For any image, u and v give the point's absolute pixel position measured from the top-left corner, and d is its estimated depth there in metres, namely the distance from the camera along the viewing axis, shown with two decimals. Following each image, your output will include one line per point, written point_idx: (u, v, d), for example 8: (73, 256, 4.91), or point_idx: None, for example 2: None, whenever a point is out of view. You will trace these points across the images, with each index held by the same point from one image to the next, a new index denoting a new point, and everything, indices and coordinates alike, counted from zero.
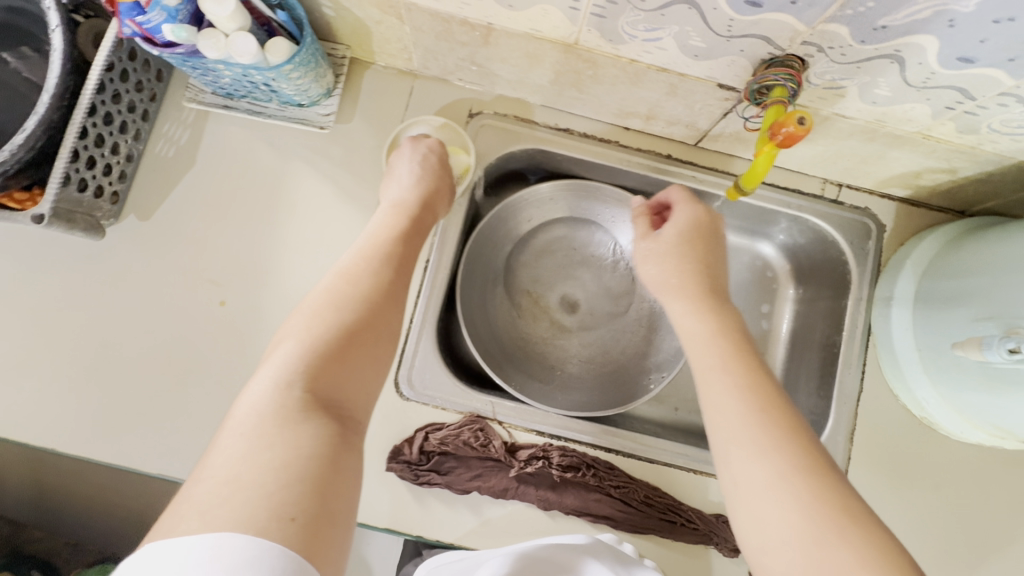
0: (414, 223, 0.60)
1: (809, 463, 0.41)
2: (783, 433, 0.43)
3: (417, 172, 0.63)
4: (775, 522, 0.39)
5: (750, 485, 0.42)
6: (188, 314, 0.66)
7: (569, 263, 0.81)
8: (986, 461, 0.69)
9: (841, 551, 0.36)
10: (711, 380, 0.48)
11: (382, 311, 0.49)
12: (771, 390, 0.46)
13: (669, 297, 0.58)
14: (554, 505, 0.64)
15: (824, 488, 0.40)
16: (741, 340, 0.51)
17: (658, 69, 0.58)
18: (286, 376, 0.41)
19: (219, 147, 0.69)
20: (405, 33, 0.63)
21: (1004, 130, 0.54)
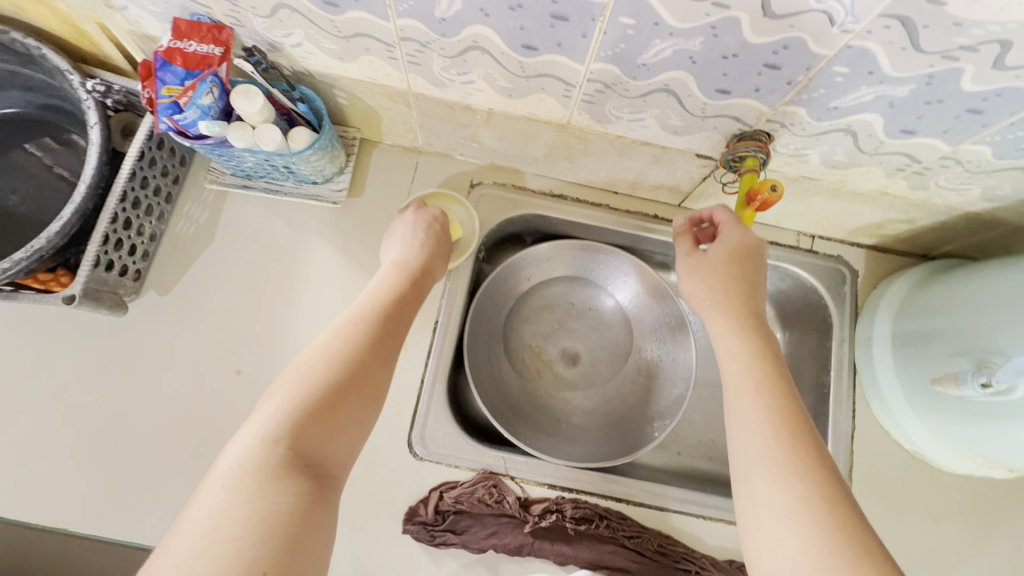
0: (412, 285, 0.62)
1: (829, 493, 0.42)
2: (808, 461, 0.44)
3: (420, 237, 0.67)
4: (790, 544, 0.40)
5: (770, 506, 0.43)
6: (205, 383, 0.68)
7: (569, 317, 0.85)
8: (981, 492, 0.72)
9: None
10: (744, 402, 0.49)
11: (369, 370, 0.50)
12: (801, 421, 0.47)
13: (712, 315, 0.59)
14: (570, 559, 0.65)
15: (841, 520, 0.40)
16: (770, 368, 0.51)
17: (642, 143, 0.64)
18: (274, 431, 0.42)
19: (237, 223, 0.74)
20: (412, 117, 0.70)
21: (950, 186, 0.61)
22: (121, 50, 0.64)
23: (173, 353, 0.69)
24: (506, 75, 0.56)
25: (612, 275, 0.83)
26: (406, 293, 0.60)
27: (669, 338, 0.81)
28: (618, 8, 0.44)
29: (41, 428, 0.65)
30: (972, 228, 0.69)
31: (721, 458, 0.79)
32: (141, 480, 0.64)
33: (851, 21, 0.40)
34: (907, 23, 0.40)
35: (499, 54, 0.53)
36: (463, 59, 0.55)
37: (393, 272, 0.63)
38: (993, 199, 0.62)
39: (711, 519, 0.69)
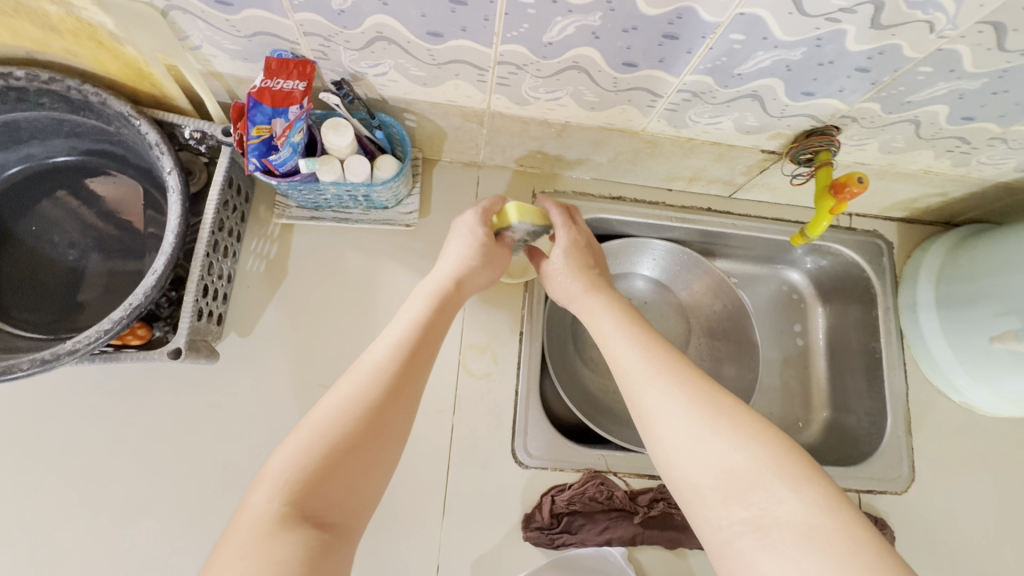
0: (442, 305, 0.58)
1: (693, 382, 0.49)
2: (664, 359, 0.51)
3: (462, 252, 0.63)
4: (674, 425, 0.46)
5: (651, 406, 0.49)
6: (301, 418, 0.68)
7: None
8: (1017, 431, 0.80)
9: (721, 441, 0.44)
10: (611, 337, 0.57)
11: (389, 407, 0.47)
12: (660, 342, 0.54)
13: (569, 297, 0.66)
14: (680, 542, 0.69)
15: (703, 397, 0.47)
16: (631, 312, 0.60)
17: (711, 143, 0.68)
18: (282, 481, 0.41)
19: (308, 255, 0.72)
20: (480, 134, 0.71)
21: (990, 162, 0.67)
22: (183, 88, 0.62)
23: (263, 393, 0.68)
24: (595, 90, 0.58)
25: (663, 268, 0.87)
26: (433, 316, 0.56)
27: (729, 323, 0.86)
28: (732, 27, 0.46)
29: (142, 486, 0.64)
30: (999, 195, 0.76)
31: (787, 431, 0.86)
32: None
33: (949, 27, 0.45)
34: (999, 28, 0.44)
35: (596, 71, 0.55)
36: (556, 78, 0.56)
37: (418, 295, 0.59)
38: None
39: None
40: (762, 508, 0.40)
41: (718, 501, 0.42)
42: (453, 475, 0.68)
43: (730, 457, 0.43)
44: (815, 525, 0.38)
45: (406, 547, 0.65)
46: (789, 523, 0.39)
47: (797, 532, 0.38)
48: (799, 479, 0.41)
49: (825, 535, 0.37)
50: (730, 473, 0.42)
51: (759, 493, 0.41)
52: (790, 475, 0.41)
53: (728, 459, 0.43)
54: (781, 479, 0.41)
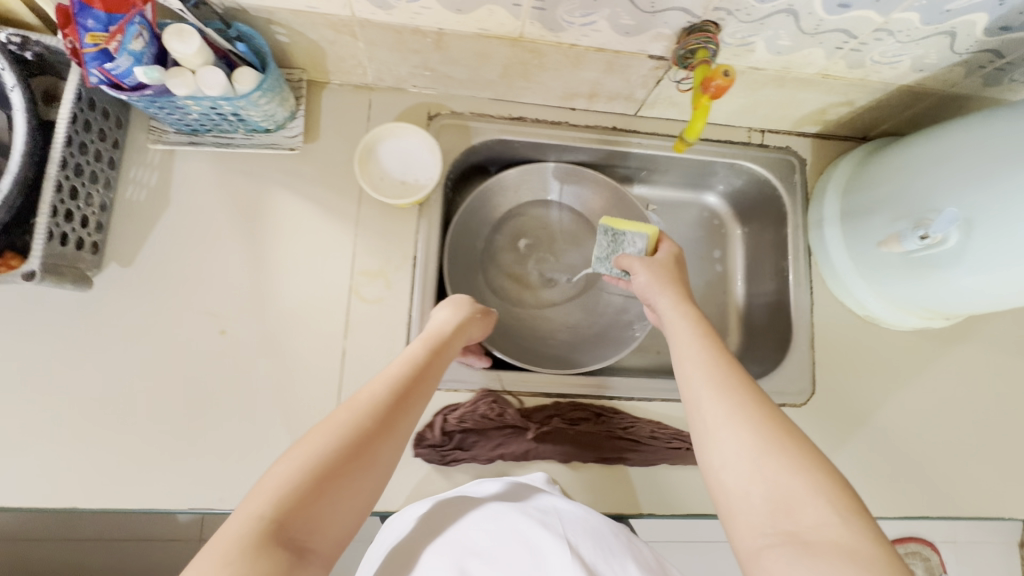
0: (435, 355, 0.59)
1: (760, 409, 0.50)
2: (734, 380, 0.53)
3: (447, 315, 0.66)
4: (735, 440, 0.48)
5: (714, 419, 0.51)
6: (190, 346, 0.68)
7: (543, 240, 0.87)
8: (918, 343, 0.81)
9: (780, 460, 0.45)
10: (685, 347, 0.59)
11: (378, 439, 0.47)
12: (730, 362, 0.56)
13: (653, 293, 0.68)
14: (573, 456, 0.70)
15: (770, 422, 0.49)
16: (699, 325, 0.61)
17: (596, 49, 0.65)
18: (275, 500, 0.41)
19: (191, 183, 0.70)
20: (359, 49, 0.67)
21: (884, 60, 0.64)
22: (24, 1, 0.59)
23: (151, 324, 0.67)
24: None
25: (579, 195, 0.86)
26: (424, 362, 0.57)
27: None
28: None
29: (30, 415, 0.64)
30: (905, 102, 0.74)
31: None
32: (155, 448, 0.66)
33: None
34: None
35: None
36: None
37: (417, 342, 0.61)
38: (922, 69, 0.66)
39: None
40: (806, 527, 0.42)
41: (764, 517, 0.44)
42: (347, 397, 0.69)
43: (786, 478, 0.44)
44: (857, 550, 0.39)
45: None
46: (831, 543, 0.40)
47: (837, 552, 0.39)
48: (848, 510, 0.42)
49: (867, 561, 0.39)
50: (783, 491, 0.44)
51: (806, 512, 0.42)
52: (839, 504, 0.43)
53: (783, 482, 0.44)
54: (829, 508, 0.42)
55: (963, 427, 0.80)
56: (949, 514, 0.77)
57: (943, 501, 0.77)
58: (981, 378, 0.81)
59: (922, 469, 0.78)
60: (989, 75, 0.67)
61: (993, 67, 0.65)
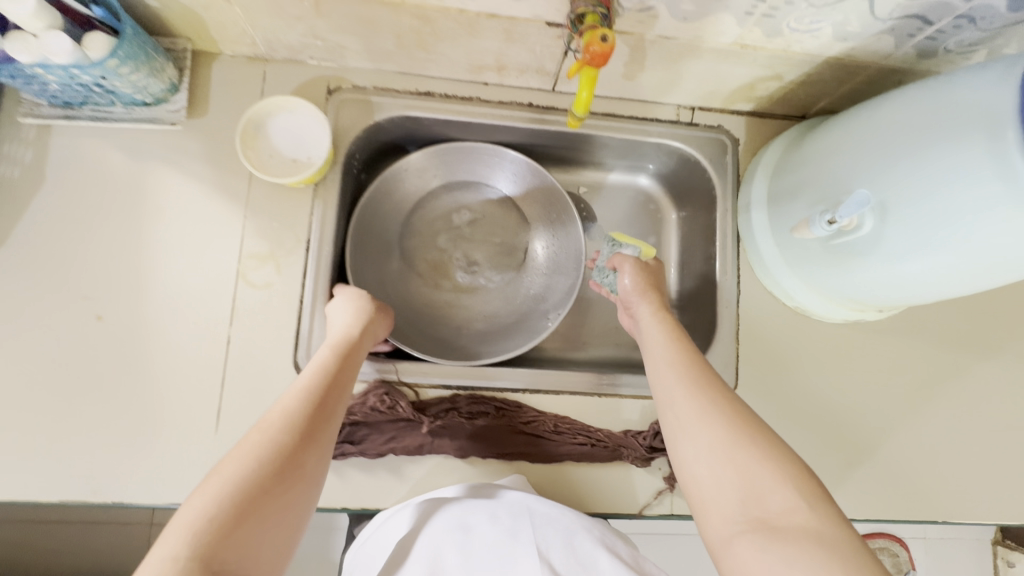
0: (350, 357, 0.58)
1: (724, 406, 0.52)
2: (701, 377, 0.56)
3: (351, 310, 0.64)
4: (705, 434, 0.51)
5: (684, 419, 0.53)
6: (63, 333, 0.64)
7: (465, 225, 0.83)
8: (852, 336, 0.77)
9: (751, 452, 0.48)
10: (655, 349, 0.61)
11: (303, 451, 0.48)
12: (698, 359, 0.58)
13: (635, 300, 0.69)
14: (472, 451, 0.67)
15: (736, 416, 0.51)
16: (667, 326, 0.63)
17: (488, 15, 0.60)
18: (201, 531, 0.40)
19: (69, 161, 0.67)
20: (238, 15, 0.62)
21: (802, 28, 0.59)
22: None
23: (21, 308, 0.64)
24: None
25: (502, 178, 0.81)
26: (338, 366, 0.56)
27: (560, 227, 0.81)
28: None
29: None
30: (837, 77, 0.68)
31: (626, 344, 0.83)
32: (20, 441, 0.62)
33: None
34: None
35: None
36: None
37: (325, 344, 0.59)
38: (846, 38, 0.60)
39: (607, 397, 0.71)
40: (774, 512, 0.45)
41: (737, 509, 0.46)
42: (232, 388, 0.66)
43: (756, 468, 0.47)
44: (824, 533, 0.42)
45: (181, 459, 0.64)
46: (800, 528, 0.43)
47: (807, 537, 0.42)
48: (813, 496, 0.45)
49: (834, 542, 0.42)
50: (753, 481, 0.47)
51: (776, 497, 0.45)
52: (806, 490, 0.46)
53: (755, 475, 0.47)
54: (795, 495, 0.45)
55: (898, 425, 0.75)
56: (877, 517, 0.73)
57: (872, 502, 0.73)
58: (920, 374, 0.77)
59: (850, 469, 0.74)
60: (921, 45, 0.61)
61: (924, 35, 0.59)
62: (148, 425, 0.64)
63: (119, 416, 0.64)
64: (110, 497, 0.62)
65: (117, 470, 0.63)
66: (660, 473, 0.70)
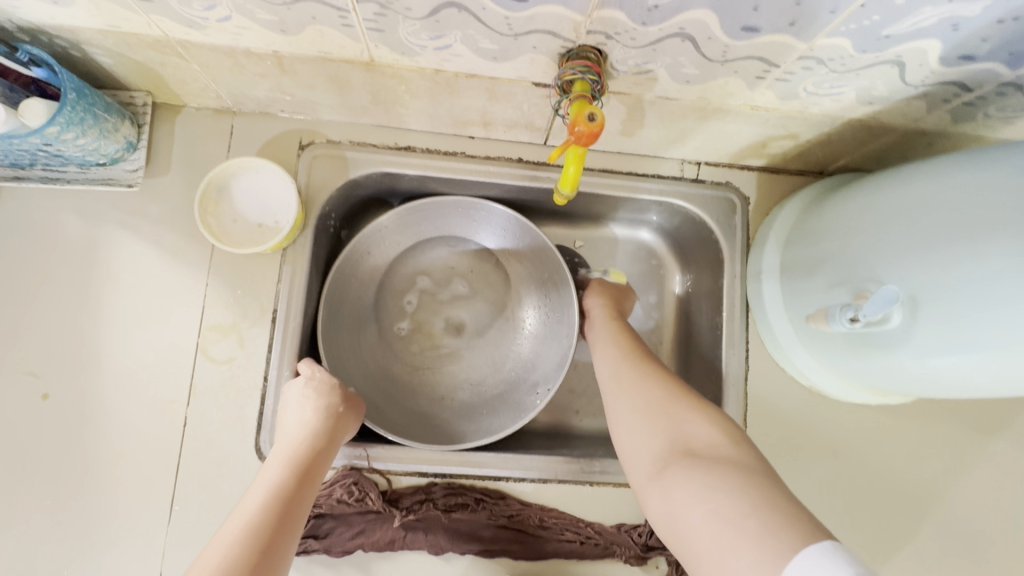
0: (305, 473, 0.52)
1: (654, 378, 0.55)
2: (641, 354, 0.59)
3: (309, 402, 0.57)
4: (638, 395, 0.54)
5: (619, 384, 0.57)
6: (6, 411, 0.59)
7: (453, 282, 0.77)
8: (872, 416, 0.69)
9: (680, 408, 0.51)
10: (597, 330, 0.65)
11: None
12: (639, 343, 0.62)
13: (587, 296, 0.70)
14: (448, 548, 0.61)
15: (667, 382, 0.55)
16: (619, 325, 0.65)
17: (467, 75, 0.54)
18: None
19: (19, 222, 0.62)
20: (197, 71, 0.57)
21: (821, 92, 0.52)
22: None
23: None
24: (260, 4, 0.45)
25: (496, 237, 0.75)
26: (291, 489, 0.50)
27: (553, 294, 0.74)
28: None
29: None
30: (859, 137, 0.61)
31: None
32: None
33: None
34: None
35: None
36: None
37: (278, 458, 0.53)
38: (871, 102, 0.53)
39: (599, 485, 0.64)
40: (700, 445, 0.47)
41: (663, 450, 0.49)
42: (187, 474, 0.60)
43: (682, 418, 0.50)
44: (745, 461, 0.44)
45: (129, 553, 0.58)
46: (721, 456, 0.45)
47: (719, 462, 0.44)
48: (733, 434, 0.48)
49: (752, 466, 0.44)
50: (680, 431, 0.49)
51: (704, 441, 0.47)
52: (728, 430, 0.48)
53: (680, 424, 0.50)
54: (718, 431, 0.48)
55: (923, 520, 0.68)
56: None
57: None
58: (949, 463, 0.69)
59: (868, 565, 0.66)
60: (957, 110, 0.54)
61: (960, 100, 0.52)
62: (95, 515, 0.58)
63: (64, 505, 0.58)
64: None
65: (59, 565, 0.57)
66: (657, 573, 0.63)
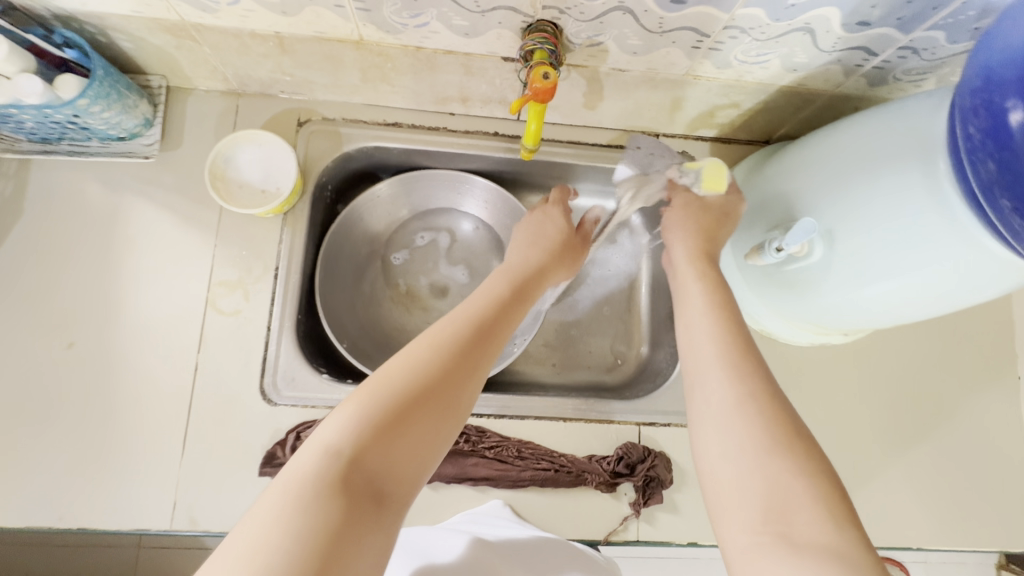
0: (520, 288, 0.61)
1: (761, 402, 0.47)
2: (748, 361, 0.50)
3: (535, 245, 0.69)
4: (736, 429, 0.46)
5: (718, 405, 0.48)
6: (36, 360, 0.66)
7: (459, 248, 0.85)
8: (820, 358, 0.77)
9: (782, 462, 0.43)
10: (693, 307, 0.57)
11: (462, 374, 0.48)
12: (744, 335, 0.53)
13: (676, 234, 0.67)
14: (434, 477, 0.67)
15: (775, 410, 0.47)
16: (704, 267, 0.62)
17: (444, 52, 0.62)
18: (341, 439, 0.41)
19: (47, 192, 0.69)
20: (208, 54, 0.65)
21: (749, 60, 0.60)
22: None
23: None
24: None
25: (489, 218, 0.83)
26: (510, 295, 0.59)
27: None
28: None
29: None
30: (793, 104, 0.70)
31: (597, 366, 0.84)
32: None
33: None
34: None
35: None
36: None
37: (499, 278, 0.62)
38: (795, 68, 0.62)
39: (571, 421, 0.72)
40: (801, 522, 0.41)
41: (758, 517, 0.42)
42: (200, 414, 0.67)
43: (789, 481, 0.42)
44: (847, 554, 0.39)
45: (148, 484, 0.64)
46: (824, 544, 0.39)
47: (831, 558, 0.38)
48: (838, 514, 0.41)
49: (858, 564, 0.38)
50: (782, 493, 0.42)
51: (806, 517, 0.41)
52: (836, 511, 0.41)
53: (784, 485, 0.42)
54: (822, 508, 0.41)
55: (868, 450, 0.75)
56: None
57: None
58: (890, 398, 0.76)
59: None
60: (870, 74, 0.62)
61: (870, 65, 0.60)
62: (115, 451, 0.65)
63: (88, 443, 0.65)
64: (75, 523, 0.63)
65: (84, 496, 0.63)
66: (625, 498, 0.69)
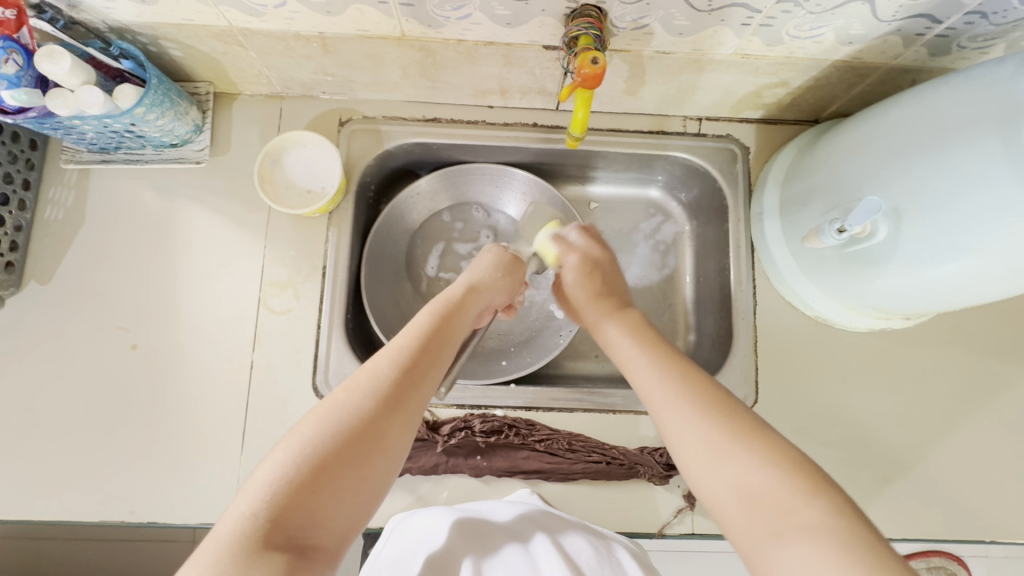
0: (457, 315, 0.59)
1: (712, 412, 0.49)
2: (682, 381, 0.52)
3: (497, 270, 0.66)
4: (699, 442, 0.48)
5: (676, 427, 0.50)
6: (102, 361, 0.69)
7: (451, 259, 0.84)
8: (878, 343, 0.74)
9: (747, 460, 0.45)
10: (623, 342, 0.59)
11: (384, 418, 0.48)
12: (675, 357, 0.55)
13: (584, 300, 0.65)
14: (485, 470, 0.67)
15: (722, 417, 0.48)
16: (623, 311, 0.62)
17: (485, 43, 0.61)
18: (260, 501, 0.42)
19: (106, 200, 0.72)
20: (253, 58, 0.66)
21: (803, 35, 0.58)
22: None
23: (66, 339, 0.69)
24: None
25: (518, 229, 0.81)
26: (443, 323, 0.57)
27: None
28: None
29: None
30: (846, 80, 0.67)
31: None
32: (62, 465, 0.66)
33: None
34: None
35: None
36: None
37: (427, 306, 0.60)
38: (850, 41, 0.59)
39: (621, 413, 0.71)
40: (774, 503, 0.43)
41: (745, 519, 0.43)
42: (255, 410, 0.68)
43: (755, 477, 0.44)
44: (824, 522, 0.41)
45: (209, 478, 0.66)
46: (810, 523, 0.41)
47: (817, 536, 0.40)
48: (811, 490, 0.43)
49: (837, 530, 0.40)
50: (754, 490, 0.44)
51: (783, 504, 0.42)
52: (807, 488, 0.43)
53: (755, 476, 0.44)
54: (792, 487, 0.43)
55: (934, 438, 0.71)
56: (917, 537, 0.69)
57: (910, 521, 0.69)
58: (954, 384, 0.73)
59: (880, 483, 0.70)
60: (933, 43, 0.59)
61: (934, 33, 0.57)
62: (179, 447, 0.67)
63: (152, 438, 0.67)
64: (143, 517, 0.65)
65: (151, 490, 0.66)
66: (678, 491, 0.68)
